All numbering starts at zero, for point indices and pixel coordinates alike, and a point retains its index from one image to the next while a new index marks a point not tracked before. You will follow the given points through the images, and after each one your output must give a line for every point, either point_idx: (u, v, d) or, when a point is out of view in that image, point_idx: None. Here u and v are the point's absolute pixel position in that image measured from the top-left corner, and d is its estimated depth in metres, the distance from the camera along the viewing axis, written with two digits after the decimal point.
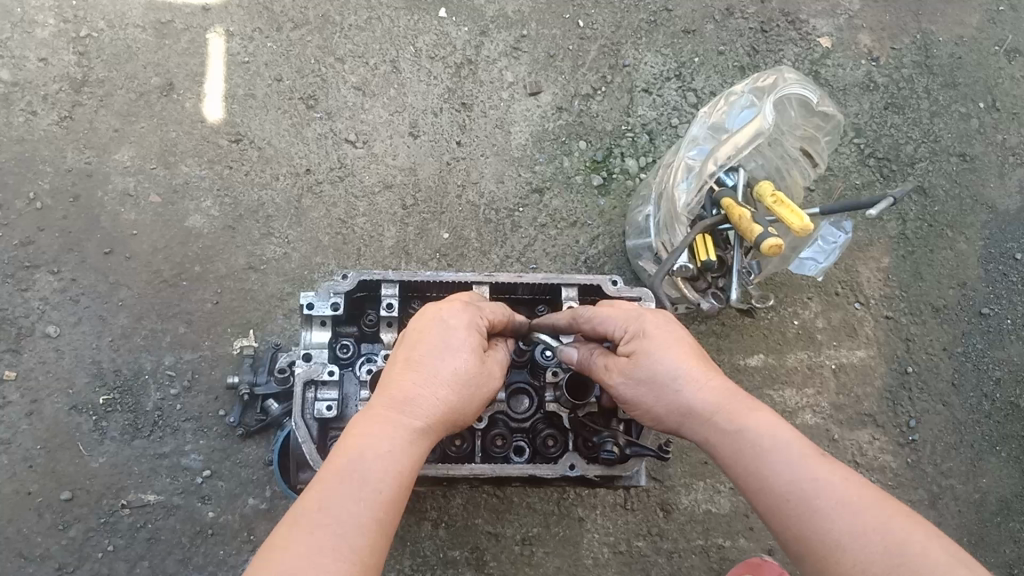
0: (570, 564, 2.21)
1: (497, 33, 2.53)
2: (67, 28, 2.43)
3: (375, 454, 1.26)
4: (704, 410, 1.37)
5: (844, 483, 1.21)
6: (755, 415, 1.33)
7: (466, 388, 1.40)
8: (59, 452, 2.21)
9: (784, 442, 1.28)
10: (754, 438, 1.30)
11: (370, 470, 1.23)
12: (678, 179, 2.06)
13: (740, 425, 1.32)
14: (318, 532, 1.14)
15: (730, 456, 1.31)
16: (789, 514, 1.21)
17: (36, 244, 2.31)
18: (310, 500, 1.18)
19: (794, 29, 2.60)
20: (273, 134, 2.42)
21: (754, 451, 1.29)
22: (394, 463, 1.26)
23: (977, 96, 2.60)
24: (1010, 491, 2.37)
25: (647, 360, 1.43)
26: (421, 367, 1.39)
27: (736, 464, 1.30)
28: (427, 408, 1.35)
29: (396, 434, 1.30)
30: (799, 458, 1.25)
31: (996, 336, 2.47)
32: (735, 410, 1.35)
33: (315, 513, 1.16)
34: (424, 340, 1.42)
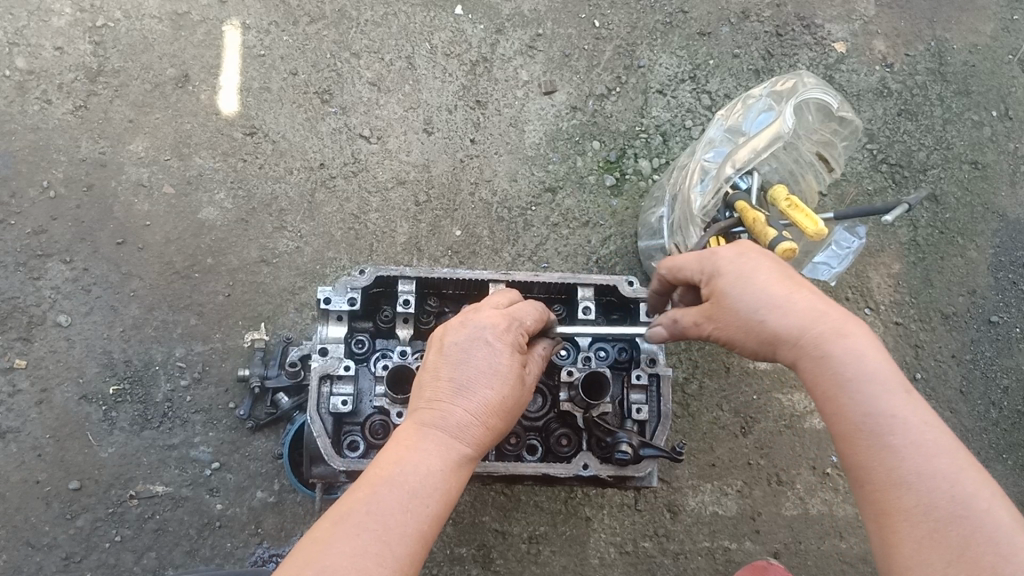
0: (576, 563, 2.21)
1: (513, 31, 2.53)
2: (84, 17, 2.43)
3: (420, 469, 1.28)
4: (791, 329, 1.36)
5: (929, 427, 1.22)
6: (850, 334, 1.32)
7: (504, 408, 1.41)
8: (68, 441, 2.21)
9: (877, 368, 1.28)
10: (844, 367, 1.29)
11: (415, 484, 1.26)
12: (694, 181, 2.07)
13: (831, 344, 1.32)
14: (363, 536, 1.17)
15: (816, 378, 1.32)
16: (864, 439, 1.23)
17: (48, 234, 2.31)
18: (356, 503, 1.21)
19: (809, 34, 2.61)
20: (287, 128, 2.42)
21: (846, 377, 1.28)
22: (437, 478, 1.28)
23: (990, 104, 2.61)
24: (1015, 499, 2.38)
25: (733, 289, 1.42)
26: (460, 381, 1.39)
27: (819, 383, 1.31)
28: (471, 428, 1.36)
29: (439, 450, 1.32)
30: (889, 388, 1.26)
31: (1004, 344, 2.48)
32: (826, 328, 1.34)
33: (360, 515, 1.19)
34: (461, 355, 1.42)
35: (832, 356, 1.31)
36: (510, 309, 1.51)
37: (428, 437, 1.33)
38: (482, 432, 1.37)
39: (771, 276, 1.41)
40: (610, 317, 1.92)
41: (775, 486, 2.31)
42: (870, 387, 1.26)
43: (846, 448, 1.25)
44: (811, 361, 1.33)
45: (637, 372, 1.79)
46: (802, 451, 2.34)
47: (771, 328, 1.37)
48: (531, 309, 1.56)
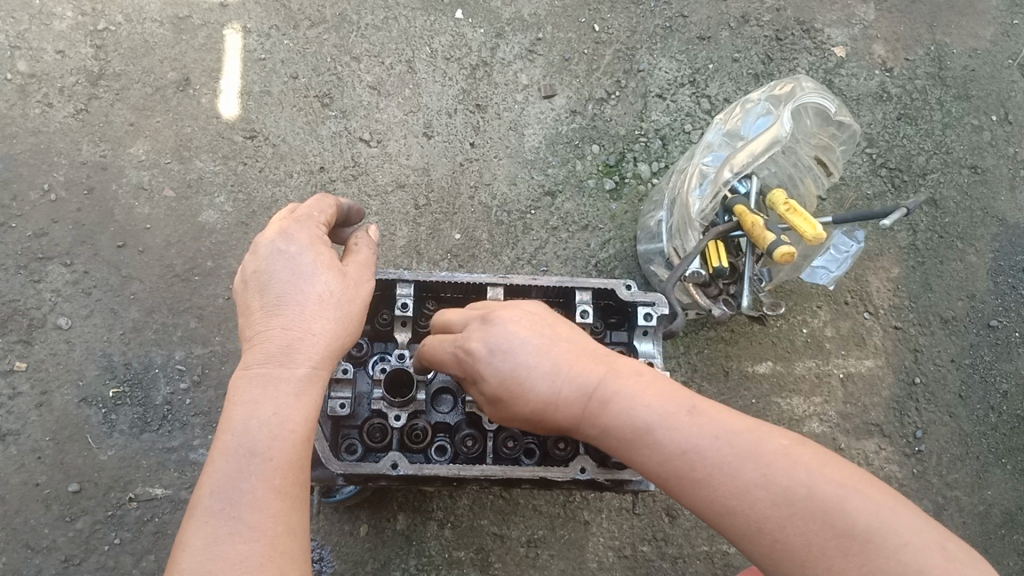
0: (574, 566, 2.22)
1: (513, 35, 2.54)
2: (85, 21, 2.44)
3: (251, 425, 1.24)
4: (581, 392, 1.37)
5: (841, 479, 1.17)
6: (642, 404, 1.32)
7: (333, 310, 1.35)
8: (68, 444, 2.22)
9: (714, 443, 1.23)
10: (668, 450, 1.26)
11: (253, 442, 1.23)
12: (692, 185, 2.06)
13: (655, 424, 1.29)
14: (215, 522, 1.16)
15: (657, 464, 1.27)
16: (778, 516, 1.15)
17: (49, 236, 2.32)
18: (203, 489, 1.20)
19: (809, 38, 2.61)
20: (288, 132, 2.43)
21: (678, 461, 1.25)
22: (282, 422, 1.26)
23: (989, 109, 2.61)
24: (1015, 503, 2.38)
25: (500, 351, 1.40)
26: (290, 292, 1.34)
27: (654, 465, 1.28)
28: (300, 348, 1.31)
29: (269, 390, 1.28)
30: (747, 452, 1.21)
31: (1003, 349, 2.48)
32: (598, 396, 1.35)
33: (206, 501, 1.18)
34: (272, 280, 1.35)
35: (653, 431, 1.28)
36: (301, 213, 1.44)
37: (255, 381, 1.29)
38: (316, 348, 1.32)
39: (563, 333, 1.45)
40: (608, 321, 1.93)
41: None
42: (748, 461, 1.20)
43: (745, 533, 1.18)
44: (627, 436, 1.31)
45: None
46: None
47: (575, 391, 1.37)
48: (325, 206, 1.49)
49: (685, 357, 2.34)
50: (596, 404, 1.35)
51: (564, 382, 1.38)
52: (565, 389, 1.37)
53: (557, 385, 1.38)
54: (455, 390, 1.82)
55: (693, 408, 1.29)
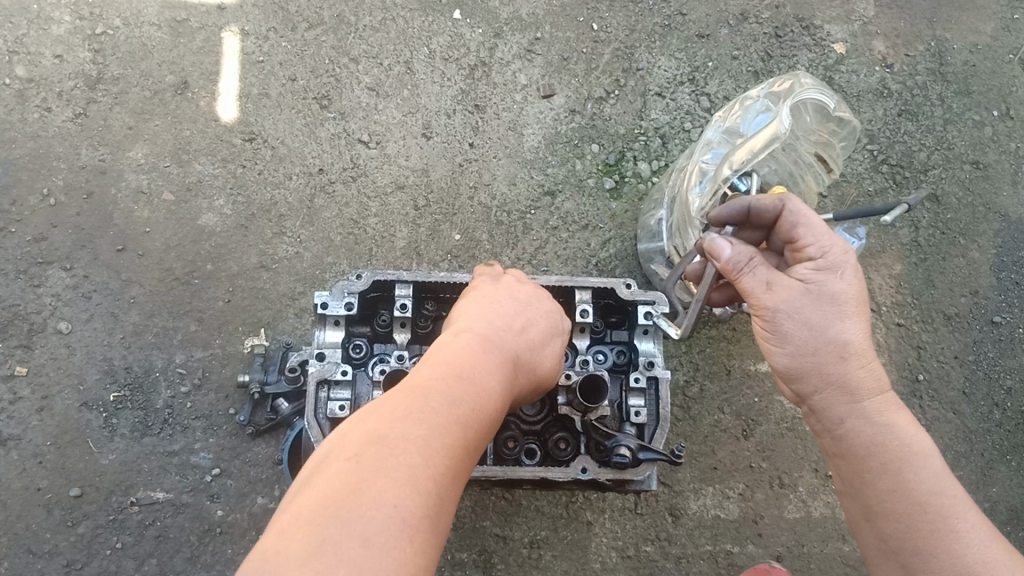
0: (577, 567, 2.21)
1: (511, 35, 2.53)
2: (84, 25, 2.43)
3: (411, 434, 1.09)
4: (862, 387, 1.51)
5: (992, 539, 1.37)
6: (912, 435, 1.48)
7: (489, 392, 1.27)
8: (69, 448, 2.21)
9: (960, 504, 1.40)
10: (924, 484, 1.42)
11: (409, 447, 1.08)
12: (692, 183, 2.06)
13: (920, 456, 1.45)
14: (367, 506, 0.99)
15: (899, 487, 1.43)
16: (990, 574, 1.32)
17: (49, 241, 2.31)
18: (353, 477, 1.02)
19: (809, 35, 2.60)
20: (287, 134, 2.43)
21: (924, 497, 1.41)
22: (434, 434, 1.11)
23: (991, 104, 2.60)
24: (1020, 500, 2.37)
25: (827, 301, 1.50)
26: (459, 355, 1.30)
27: (896, 491, 1.43)
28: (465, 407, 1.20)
29: (427, 417, 1.13)
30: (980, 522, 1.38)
31: (1007, 345, 2.46)
32: (885, 403, 1.51)
33: (364, 482, 1.02)
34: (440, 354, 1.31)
35: (923, 463, 1.44)
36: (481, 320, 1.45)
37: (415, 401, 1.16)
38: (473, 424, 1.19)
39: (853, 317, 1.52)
40: (608, 320, 1.92)
41: (777, 489, 2.30)
42: (971, 522, 1.38)
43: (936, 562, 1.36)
44: (885, 455, 1.46)
45: (635, 375, 1.79)
46: (803, 454, 2.33)
47: (871, 384, 1.52)
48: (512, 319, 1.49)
49: (687, 356, 2.34)
50: (868, 413, 1.50)
51: (858, 364, 1.51)
52: (854, 367, 1.51)
53: (849, 360, 1.50)
54: None
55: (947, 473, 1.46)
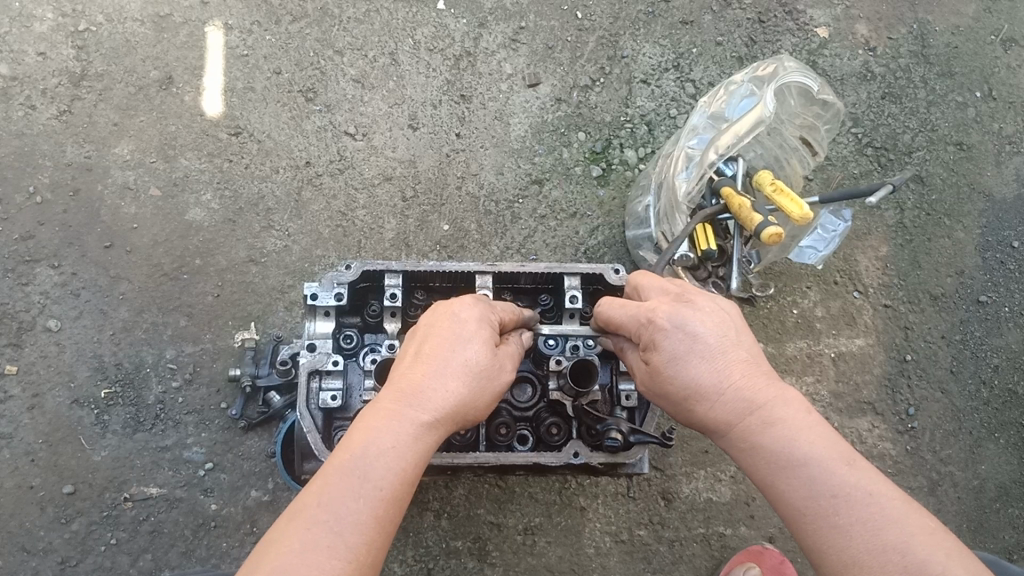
0: (571, 553, 2.22)
1: (495, 24, 2.53)
2: (66, 22, 2.42)
3: (373, 451, 1.24)
4: (722, 421, 1.34)
5: (888, 515, 1.17)
6: (789, 443, 1.26)
7: (478, 380, 1.35)
8: (61, 446, 2.21)
9: (854, 502, 1.19)
10: (803, 491, 1.22)
11: (369, 469, 1.22)
12: (678, 169, 2.07)
13: (797, 468, 1.24)
14: (315, 530, 1.15)
15: (790, 509, 1.24)
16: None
17: (36, 239, 2.31)
18: (311, 496, 1.19)
19: (792, 19, 2.61)
20: (273, 128, 2.42)
21: (812, 509, 1.21)
22: (399, 450, 1.26)
23: (974, 85, 2.61)
24: (1009, 477, 2.39)
25: (672, 362, 1.37)
26: (454, 336, 1.37)
27: (785, 506, 1.25)
28: (433, 401, 1.30)
29: (395, 427, 1.27)
30: (885, 519, 1.17)
31: (994, 324, 2.48)
32: (754, 424, 1.30)
33: (314, 510, 1.17)
34: (431, 334, 1.39)
35: (804, 476, 1.23)
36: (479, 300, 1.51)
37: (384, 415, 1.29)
38: (445, 404, 1.31)
39: (713, 346, 1.36)
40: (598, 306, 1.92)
41: None
42: (872, 524, 1.16)
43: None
44: (768, 475, 1.27)
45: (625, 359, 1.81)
46: None
47: (732, 408, 1.33)
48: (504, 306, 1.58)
49: None
50: (740, 442, 1.32)
51: (713, 403, 1.34)
52: (717, 406, 1.34)
53: (701, 403, 1.35)
54: None
55: (847, 460, 1.24)
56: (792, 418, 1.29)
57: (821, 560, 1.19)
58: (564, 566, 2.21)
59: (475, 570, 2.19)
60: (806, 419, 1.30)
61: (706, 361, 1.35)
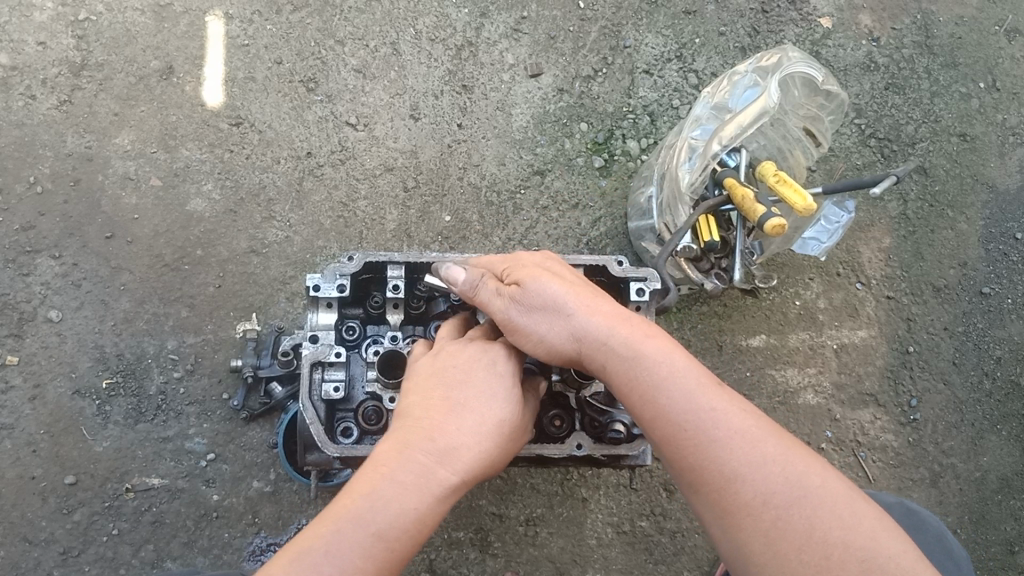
0: (573, 544, 2.23)
1: (497, 14, 2.52)
2: (66, 11, 2.41)
3: (393, 503, 1.25)
4: (598, 333, 1.35)
5: (762, 429, 1.23)
6: (663, 359, 1.30)
7: (502, 437, 1.39)
8: (62, 436, 2.21)
9: (729, 417, 1.24)
10: (679, 406, 1.26)
11: (384, 521, 1.23)
12: (682, 159, 2.06)
13: (672, 384, 1.27)
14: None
15: (662, 426, 1.26)
16: (785, 497, 1.17)
17: (37, 229, 2.30)
18: (312, 541, 1.20)
19: (795, 10, 2.60)
20: (273, 118, 2.41)
21: (686, 423, 1.24)
22: (422, 505, 1.27)
23: (977, 76, 2.60)
24: (1010, 469, 2.39)
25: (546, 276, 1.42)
26: (483, 392, 1.40)
27: (660, 424, 1.27)
28: (461, 455, 1.33)
29: (421, 479, 1.29)
30: (762, 432, 1.23)
31: (996, 315, 2.48)
32: (635, 336, 1.34)
33: (311, 556, 1.18)
34: (461, 386, 1.41)
35: (678, 390, 1.27)
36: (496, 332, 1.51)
37: (410, 465, 1.30)
38: (470, 461, 1.33)
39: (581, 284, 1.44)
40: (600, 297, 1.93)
41: None
42: (753, 436, 1.22)
43: (733, 507, 1.18)
44: (642, 394, 1.29)
45: None
46: (795, 427, 2.34)
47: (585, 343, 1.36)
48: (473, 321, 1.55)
49: (679, 332, 2.34)
50: (618, 351, 1.33)
51: (587, 319, 1.36)
52: (588, 322, 1.36)
53: (574, 315, 1.37)
54: None
55: (716, 383, 1.30)
56: (663, 340, 1.34)
57: (700, 477, 1.22)
58: (565, 557, 2.22)
59: (477, 561, 2.19)
60: (676, 343, 1.35)
61: (580, 290, 1.42)
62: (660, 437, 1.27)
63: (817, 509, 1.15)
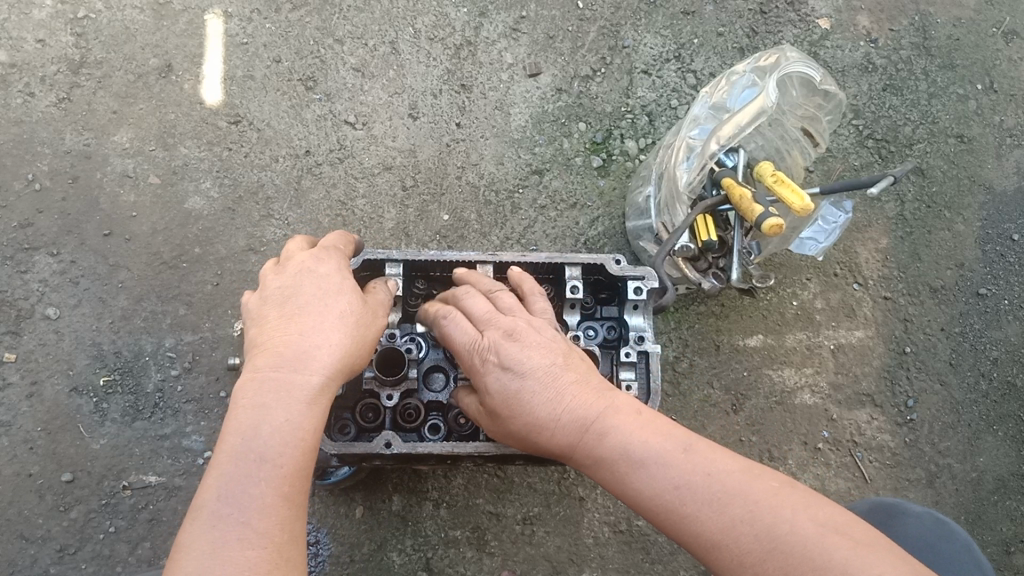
0: (570, 543, 2.23)
1: (496, 14, 2.52)
2: (65, 9, 2.41)
3: (263, 429, 1.25)
4: (575, 422, 1.36)
5: (726, 486, 1.22)
6: (627, 443, 1.31)
7: (355, 329, 1.38)
8: (59, 433, 2.21)
9: (694, 487, 1.23)
10: (648, 490, 1.26)
11: (260, 450, 1.23)
12: (680, 158, 2.06)
13: (644, 466, 1.28)
14: (219, 524, 1.17)
15: (643, 509, 1.28)
16: (758, 555, 1.15)
17: (35, 226, 2.30)
18: (208, 490, 1.20)
19: (793, 10, 2.61)
20: (272, 116, 2.42)
21: (659, 504, 1.25)
22: (290, 425, 1.27)
23: (975, 78, 2.61)
24: (1007, 470, 2.39)
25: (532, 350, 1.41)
26: (322, 292, 1.39)
27: (642, 508, 1.28)
28: (311, 359, 1.31)
29: (279, 396, 1.28)
30: (729, 492, 1.21)
31: (993, 316, 2.48)
32: (597, 428, 1.34)
33: (213, 506, 1.19)
34: (299, 293, 1.38)
35: (642, 473, 1.28)
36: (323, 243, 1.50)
37: (264, 385, 1.29)
38: (328, 362, 1.33)
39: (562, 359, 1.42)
40: (599, 296, 1.92)
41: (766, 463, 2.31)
42: (724, 499, 1.20)
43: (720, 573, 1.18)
44: (617, 481, 1.31)
45: (625, 349, 1.79)
46: (793, 427, 2.34)
47: (574, 429, 1.36)
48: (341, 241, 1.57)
49: (677, 331, 2.34)
50: (587, 443, 1.35)
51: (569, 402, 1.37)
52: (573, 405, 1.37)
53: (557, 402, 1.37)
54: (447, 368, 1.84)
55: (682, 448, 1.28)
56: (624, 419, 1.35)
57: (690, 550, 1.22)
58: (562, 556, 2.22)
59: (474, 560, 2.19)
60: (640, 417, 1.35)
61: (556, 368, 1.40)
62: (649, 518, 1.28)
63: (796, 553, 1.13)
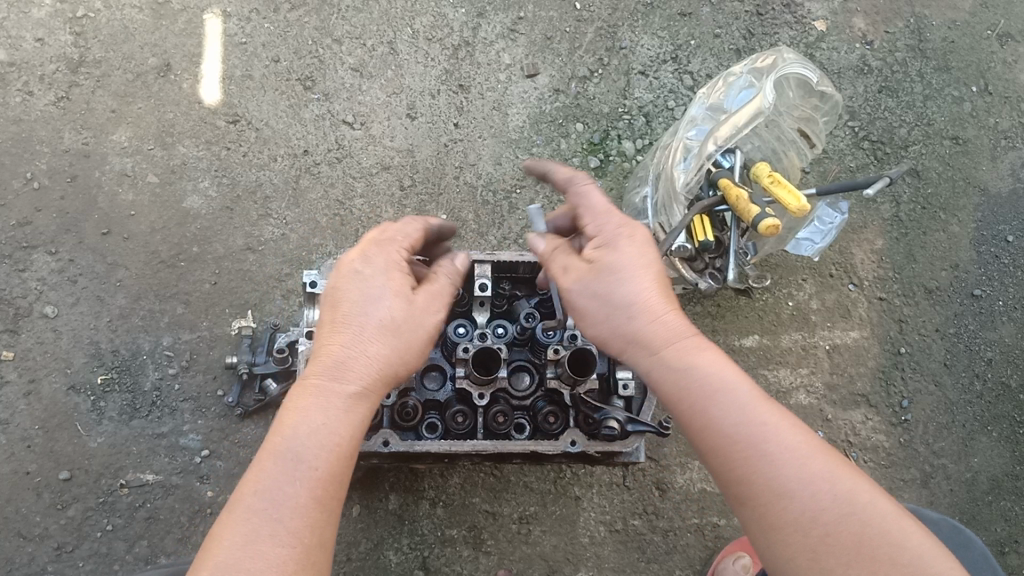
0: (566, 542, 2.23)
1: (494, 14, 2.53)
2: (64, 8, 2.41)
3: (305, 429, 1.27)
4: (655, 339, 1.32)
5: (811, 445, 1.22)
6: (713, 371, 1.28)
7: (400, 336, 1.36)
8: (57, 431, 2.21)
9: (781, 433, 1.22)
10: (731, 422, 1.23)
11: (298, 450, 1.24)
12: (677, 159, 2.07)
13: (725, 397, 1.26)
14: (254, 520, 1.18)
15: (711, 439, 1.24)
16: (833, 515, 1.15)
17: (33, 224, 2.31)
18: (246, 487, 1.22)
19: (790, 12, 2.62)
20: (270, 116, 2.42)
21: (738, 435, 1.22)
22: (329, 430, 1.27)
23: (970, 80, 2.62)
24: (1001, 470, 2.41)
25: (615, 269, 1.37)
26: (366, 295, 1.37)
27: (713, 436, 1.24)
28: (353, 366, 1.33)
29: (323, 402, 1.30)
30: (816, 454, 1.21)
31: (987, 317, 2.50)
32: (684, 349, 1.32)
33: (249, 500, 1.20)
34: (344, 297, 1.37)
35: (725, 404, 1.25)
36: (387, 232, 1.47)
37: (314, 390, 1.31)
38: (368, 370, 1.33)
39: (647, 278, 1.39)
40: None
41: None
42: (805, 453, 1.20)
43: (779, 525, 1.17)
44: (690, 409, 1.27)
45: None
46: None
47: (657, 339, 1.33)
48: (414, 229, 1.50)
49: None
50: (670, 362, 1.31)
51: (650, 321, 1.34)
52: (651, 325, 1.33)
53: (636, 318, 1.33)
54: (444, 367, 1.84)
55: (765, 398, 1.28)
56: (709, 353, 1.32)
57: (744, 491, 1.20)
58: (558, 555, 2.23)
59: (470, 559, 2.20)
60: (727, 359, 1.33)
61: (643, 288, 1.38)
62: (709, 452, 1.24)
63: (871, 522, 1.14)
